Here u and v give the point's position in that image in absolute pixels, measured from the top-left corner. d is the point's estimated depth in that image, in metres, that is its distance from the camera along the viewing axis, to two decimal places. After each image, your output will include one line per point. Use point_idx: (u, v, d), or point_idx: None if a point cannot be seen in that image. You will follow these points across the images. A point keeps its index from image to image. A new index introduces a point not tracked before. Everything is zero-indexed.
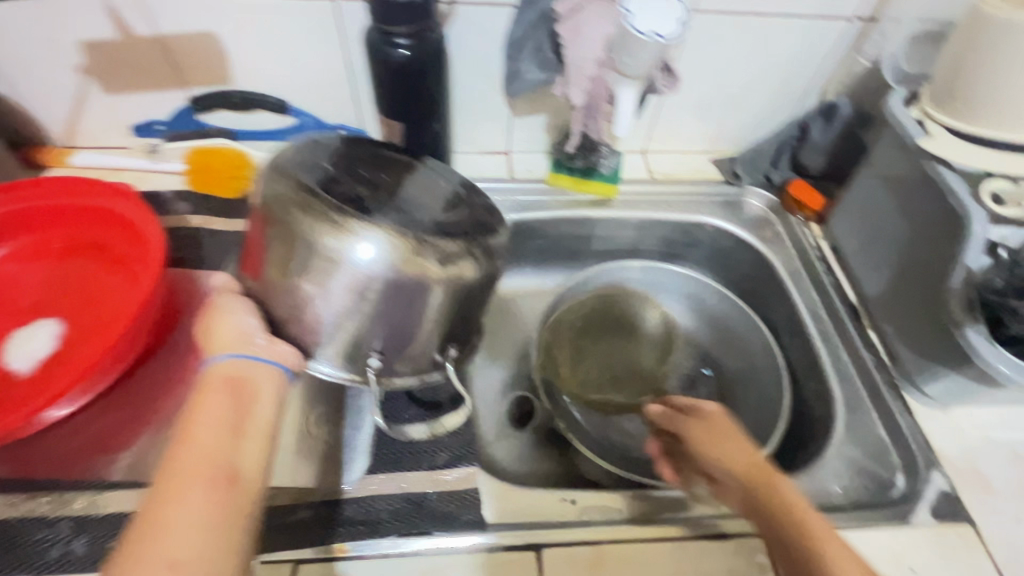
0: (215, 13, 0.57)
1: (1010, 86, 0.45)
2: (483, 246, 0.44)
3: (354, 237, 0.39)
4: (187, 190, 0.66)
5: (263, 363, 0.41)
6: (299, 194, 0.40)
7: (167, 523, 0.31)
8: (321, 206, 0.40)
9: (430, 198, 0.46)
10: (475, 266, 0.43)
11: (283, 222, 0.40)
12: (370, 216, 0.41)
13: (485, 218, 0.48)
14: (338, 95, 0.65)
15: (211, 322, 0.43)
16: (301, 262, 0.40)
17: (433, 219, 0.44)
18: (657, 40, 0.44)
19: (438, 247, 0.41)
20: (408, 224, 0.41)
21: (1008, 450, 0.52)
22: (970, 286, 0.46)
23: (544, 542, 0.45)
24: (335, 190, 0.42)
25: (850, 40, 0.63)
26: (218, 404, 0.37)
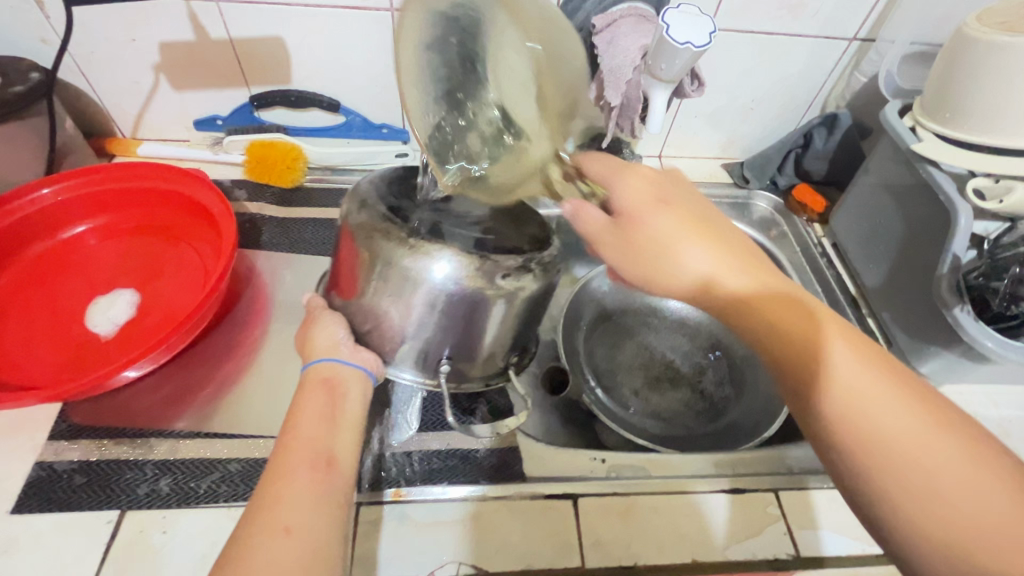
0: (285, 21, 0.63)
1: (990, 97, 0.51)
2: (540, 257, 0.47)
3: (424, 258, 0.44)
4: (245, 181, 0.72)
5: (352, 366, 0.47)
6: (379, 222, 0.45)
7: (283, 494, 0.36)
8: (394, 230, 0.45)
9: (490, 216, 0.49)
10: (532, 281, 0.46)
11: (367, 247, 0.45)
12: (443, 241, 0.45)
13: (544, 234, 0.51)
14: (388, 97, 0.72)
15: (308, 332, 0.49)
16: (379, 280, 0.46)
17: (491, 239, 0.47)
18: (691, 49, 0.50)
19: (498, 262, 0.45)
20: (474, 245, 0.45)
21: (994, 424, 0.58)
22: (955, 271, 0.52)
23: (579, 492, 0.50)
24: (408, 217, 0.47)
25: (850, 56, 0.70)
26: (316, 402, 0.43)
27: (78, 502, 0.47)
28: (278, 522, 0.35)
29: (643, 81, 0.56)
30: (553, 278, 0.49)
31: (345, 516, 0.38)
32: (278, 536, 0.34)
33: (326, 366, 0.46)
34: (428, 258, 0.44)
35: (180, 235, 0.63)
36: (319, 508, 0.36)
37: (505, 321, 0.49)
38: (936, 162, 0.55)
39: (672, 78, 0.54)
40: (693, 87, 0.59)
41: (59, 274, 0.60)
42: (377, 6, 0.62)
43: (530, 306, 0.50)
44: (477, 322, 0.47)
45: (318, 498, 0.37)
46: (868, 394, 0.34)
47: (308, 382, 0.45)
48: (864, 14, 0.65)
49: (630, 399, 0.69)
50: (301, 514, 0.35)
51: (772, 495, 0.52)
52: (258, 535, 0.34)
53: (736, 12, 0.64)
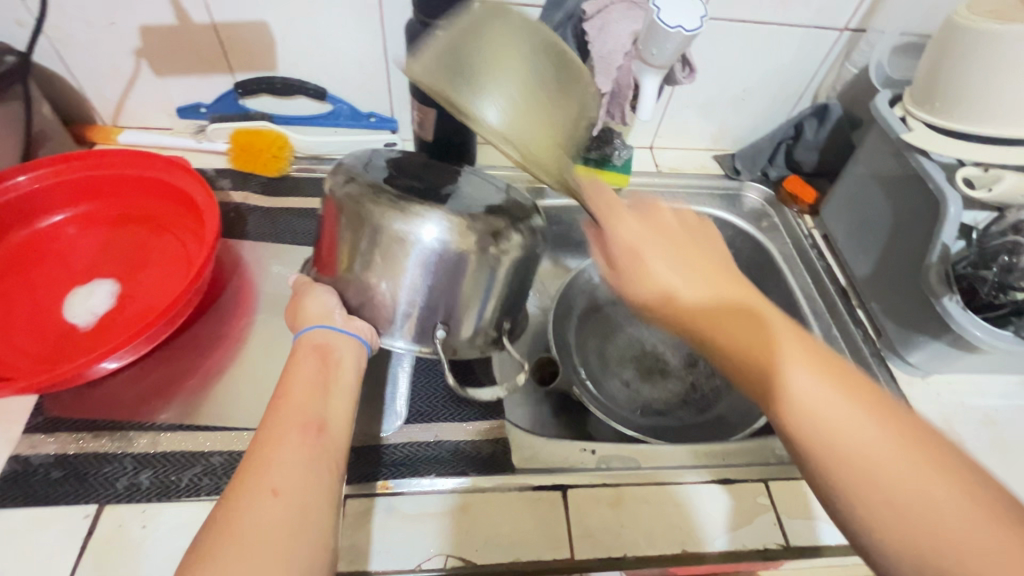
0: (269, 6, 0.62)
1: (980, 85, 0.51)
2: (526, 218, 0.48)
3: (416, 219, 0.43)
4: (230, 170, 0.71)
5: (345, 335, 0.46)
6: (365, 188, 0.45)
7: (273, 457, 0.36)
8: (382, 196, 0.44)
9: (473, 180, 0.50)
10: (521, 242, 0.47)
11: (354, 213, 0.45)
12: (431, 203, 0.45)
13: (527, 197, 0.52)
14: (376, 85, 0.71)
15: (298, 302, 0.49)
16: (368, 246, 0.45)
17: (477, 199, 0.47)
18: (682, 33, 0.49)
19: (488, 223, 0.45)
20: (462, 207, 0.45)
21: (982, 415, 0.58)
22: (944, 262, 0.52)
23: (568, 484, 0.50)
24: (393, 182, 0.46)
25: (841, 48, 0.70)
26: (309, 367, 0.42)
27: (54, 496, 0.45)
28: (266, 485, 0.34)
29: (634, 67, 0.55)
30: (541, 241, 0.50)
31: (339, 482, 0.37)
32: (266, 497, 0.33)
33: (318, 333, 0.45)
34: (420, 220, 0.44)
35: (161, 223, 0.62)
36: (311, 473, 0.36)
37: (498, 289, 0.49)
38: (926, 151, 0.55)
39: (662, 63, 0.53)
40: (684, 74, 0.58)
41: (35, 263, 0.58)
42: None
43: (520, 274, 0.50)
44: (468, 291, 0.47)
45: (310, 461, 0.36)
46: (839, 420, 0.32)
47: (299, 350, 0.44)
48: (856, 4, 0.65)
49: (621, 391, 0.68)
50: (292, 478, 0.35)
51: (762, 485, 0.51)
52: (245, 499, 0.33)
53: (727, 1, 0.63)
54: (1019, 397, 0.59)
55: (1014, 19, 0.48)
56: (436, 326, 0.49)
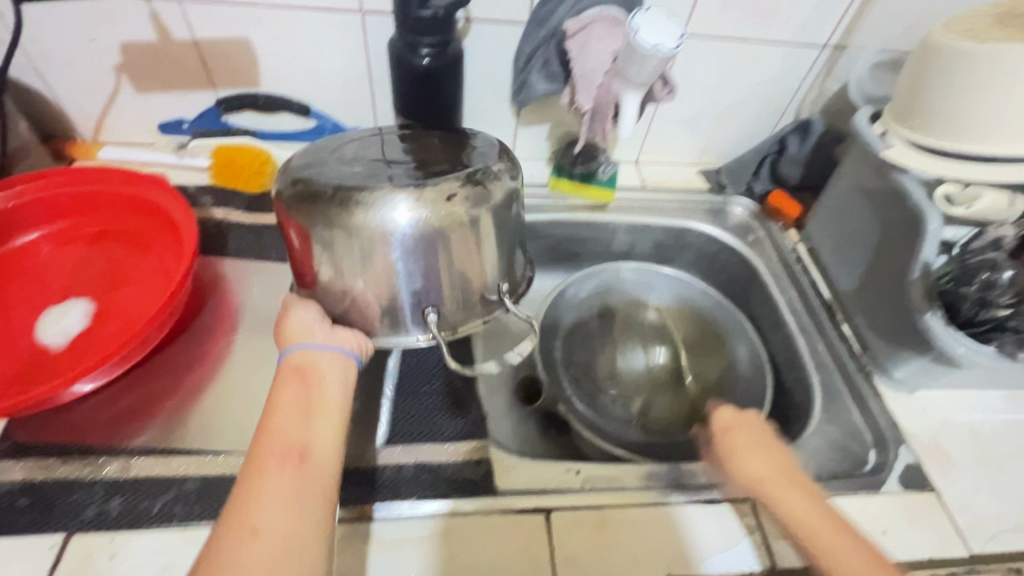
0: (251, 22, 0.62)
1: (957, 103, 0.51)
2: (481, 169, 0.46)
3: (367, 205, 0.42)
4: (211, 186, 0.70)
5: (328, 349, 0.45)
6: (306, 190, 0.44)
7: (256, 492, 0.35)
8: (328, 192, 0.43)
9: (423, 150, 0.49)
10: (488, 194, 0.45)
11: (307, 220, 0.44)
12: (375, 185, 0.43)
13: (487, 149, 0.50)
14: (360, 101, 0.70)
15: (280, 323, 0.48)
16: (333, 250, 0.44)
17: (426, 167, 0.46)
18: (660, 53, 0.49)
19: (440, 186, 0.43)
20: (412, 178, 0.44)
21: (967, 430, 0.57)
22: (927, 278, 0.52)
23: (552, 506, 0.49)
24: (333, 175, 0.45)
25: (822, 65, 0.70)
26: (291, 392, 0.42)
27: (18, 525, 0.44)
28: (250, 522, 0.33)
29: (614, 84, 0.55)
30: (514, 186, 0.48)
31: (330, 512, 0.37)
32: (244, 537, 0.32)
33: (299, 354, 0.44)
34: (373, 206, 0.42)
35: (140, 241, 0.61)
36: (294, 506, 0.35)
37: (480, 249, 0.47)
38: (906, 168, 0.55)
39: (642, 81, 0.53)
40: (665, 92, 0.58)
41: (8, 283, 0.57)
42: (346, 8, 0.61)
43: (505, 228, 0.48)
44: (450, 265, 0.46)
45: (295, 493, 0.35)
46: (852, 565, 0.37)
47: (281, 373, 0.44)
48: (836, 21, 0.66)
49: (608, 407, 0.68)
50: (278, 513, 0.34)
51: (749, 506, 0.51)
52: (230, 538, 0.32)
53: (708, 19, 0.64)
54: (1005, 412, 0.59)
55: (988, 38, 0.49)
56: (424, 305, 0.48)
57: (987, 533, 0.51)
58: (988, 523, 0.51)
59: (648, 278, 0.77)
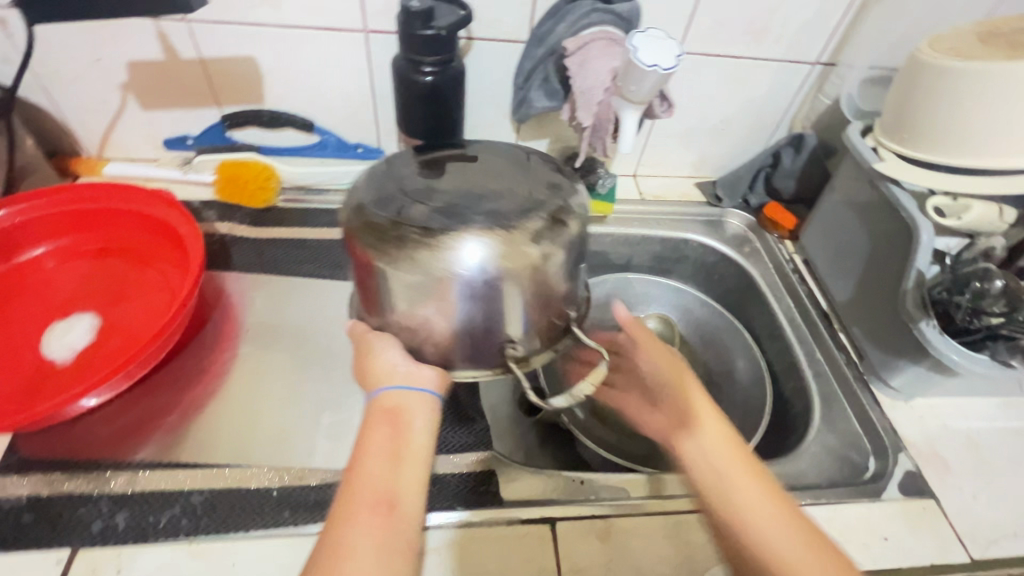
0: (257, 42, 0.63)
1: (943, 118, 0.53)
2: (558, 205, 0.45)
3: (450, 249, 0.41)
4: (216, 202, 0.71)
5: (416, 392, 0.43)
6: (389, 232, 0.42)
7: (348, 544, 0.36)
8: (408, 233, 0.42)
9: (494, 177, 0.46)
10: (565, 233, 0.44)
11: (389, 263, 0.42)
12: (460, 226, 0.42)
13: (555, 177, 0.49)
14: (362, 117, 0.72)
15: (364, 359, 0.45)
16: (409, 290, 0.43)
17: (501, 200, 0.44)
18: (659, 71, 0.51)
19: (527, 229, 0.43)
20: (497, 217, 0.43)
21: (964, 436, 0.58)
22: (921, 287, 0.53)
23: (557, 516, 0.49)
24: (413, 212, 0.43)
25: (813, 81, 0.72)
26: (381, 436, 0.41)
27: (24, 540, 0.44)
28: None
29: (613, 102, 0.57)
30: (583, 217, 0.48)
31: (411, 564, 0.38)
32: None
33: (390, 395, 0.43)
34: (455, 251, 0.41)
35: (145, 256, 0.62)
36: (383, 562, 0.36)
37: (557, 283, 0.46)
38: (900, 181, 0.57)
39: (640, 99, 0.55)
40: (663, 108, 0.59)
41: (14, 298, 0.58)
42: (351, 27, 0.62)
43: (576, 261, 0.48)
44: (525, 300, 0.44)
45: (384, 546, 0.37)
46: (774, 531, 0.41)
47: (372, 416, 0.42)
48: (825, 39, 0.68)
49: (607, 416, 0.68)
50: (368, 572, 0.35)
51: None
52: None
53: (702, 38, 0.66)
54: (1000, 419, 0.60)
55: (971, 57, 0.51)
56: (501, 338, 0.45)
57: (986, 539, 0.51)
58: (988, 529, 0.52)
59: (651, 289, 0.77)
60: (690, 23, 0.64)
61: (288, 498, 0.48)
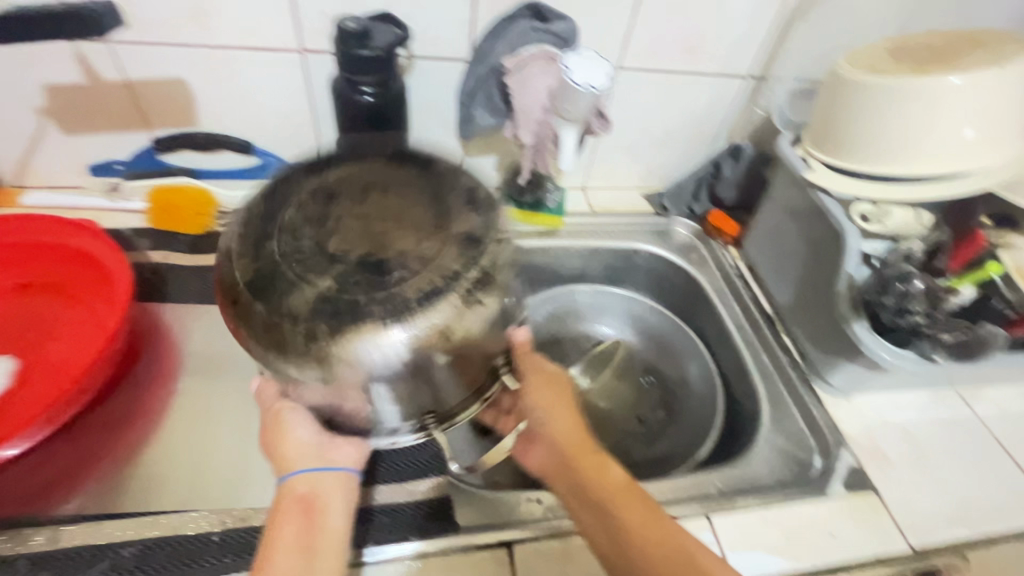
0: (186, 63, 0.61)
1: (861, 129, 0.56)
2: (474, 276, 0.40)
3: (352, 348, 0.37)
4: (148, 229, 0.68)
5: (328, 475, 0.44)
6: (280, 329, 0.38)
7: None
8: (300, 333, 0.38)
9: (402, 232, 0.41)
10: (486, 306, 0.40)
11: (287, 362, 0.39)
12: (362, 322, 0.38)
13: (467, 216, 0.43)
14: (303, 137, 0.70)
15: (275, 437, 0.45)
16: (316, 384, 0.40)
17: (405, 278, 0.39)
18: (591, 91, 0.54)
19: (440, 316, 0.39)
20: (403, 302, 0.38)
21: (900, 429, 0.61)
22: (853, 290, 0.56)
23: (514, 539, 0.48)
24: (302, 303, 0.38)
25: (747, 94, 0.75)
26: (292, 531, 0.42)
27: None
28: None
29: (553, 120, 0.59)
30: (506, 268, 0.43)
31: None
32: None
33: (300, 480, 0.44)
34: (364, 351, 0.38)
35: (68, 291, 0.57)
36: None
37: (477, 352, 0.42)
38: (827, 189, 0.59)
39: (577, 117, 0.58)
40: (601, 124, 0.60)
41: None
42: (286, 47, 0.61)
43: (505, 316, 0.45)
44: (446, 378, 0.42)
45: None
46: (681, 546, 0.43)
47: (285, 504, 0.43)
48: (755, 54, 0.71)
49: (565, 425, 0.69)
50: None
51: (705, 520, 0.52)
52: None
53: (639, 54, 0.68)
54: (932, 410, 0.63)
55: (883, 72, 0.54)
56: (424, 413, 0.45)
57: (924, 528, 0.54)
58: (924, 518, 0.54)
59: (605, 300, 0.79)
60: (626, 41, 0.66)
61: (229, 542, 0.46)
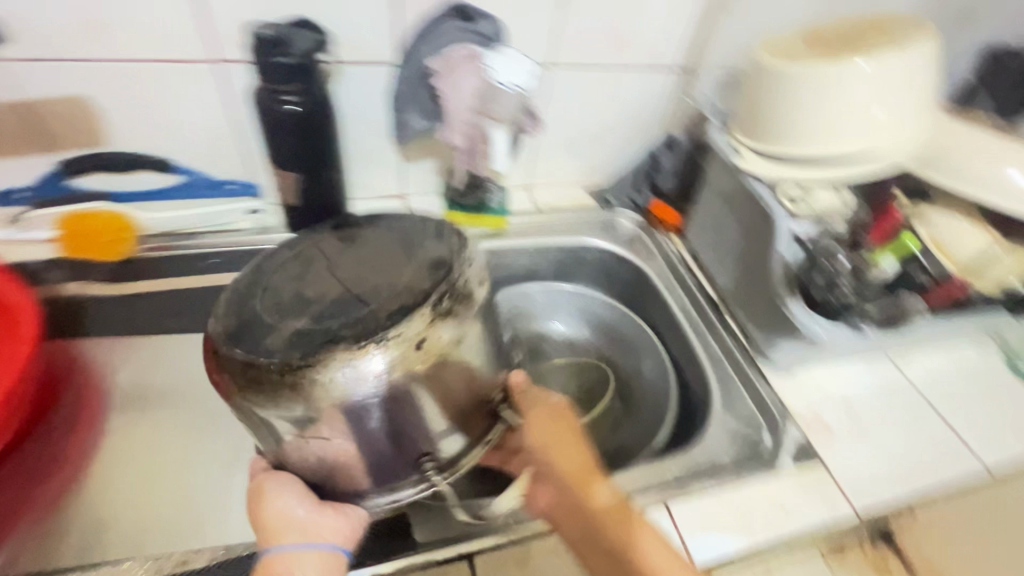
0: (87, 80, 0.57)
1: (781, 114, 0.58)
2: (443, 292, 0.42)
3: (325, 378, 0.39)
4: (64, 261, 0.65)
5: (309, 554, 0.42)
6: (255, 372, 0.40)
7: None
8: (270, 372, 0.39)
9: (374, 269, 0.45)
10: (458, 318, 0.42)
11: (264, 406, 0.40)
12: (332, 349, 0.39)
13: (434, 245, 0.46)
14: (227, 152, 0.66)
15: (258, 507, 0.44)
16: (294, 422, 0.41)
17: (375, 305, 0.41)
18: (517, 89, 0.59)
19: (412, 332, 0.40)
20: (371, 326, 0.40)
21: (841, 400, 0.64)
22: (786, 270, 0.59)
23: (474, 550, 0.47)
24: (275, 344, 0.40)
25: (678, 86, 0.77)
26: None
27: None
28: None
29: (481, 121, 0.61)
30: (478, 285, 0.45)
31: None
32: None
33: (279, 558, 0.43)
34: (336, 373, 0.39)
35: None
36: None
37: (457, 373, 0.43)
38: (754, 173, 0.61)
39: (506, 116, 0.61)
40: (531, 124, 0.64)
41: None
42: (198, 59, 0.58)
43: (487, 339, 0.46)
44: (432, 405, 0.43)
45: None
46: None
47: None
48: (681, 46, 0.72)
49: None
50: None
51: (662, 508, 0.53)
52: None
53: (569, 50, 0.68)
54: (870, 378, 0.66)
55: (798, 59, 0.56)
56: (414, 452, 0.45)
57: (866, 492, 0.56)
58: (867, 483, 0.57)
59: (556, 298, 0.80)
60: (554, 38, 0.66)
61: None
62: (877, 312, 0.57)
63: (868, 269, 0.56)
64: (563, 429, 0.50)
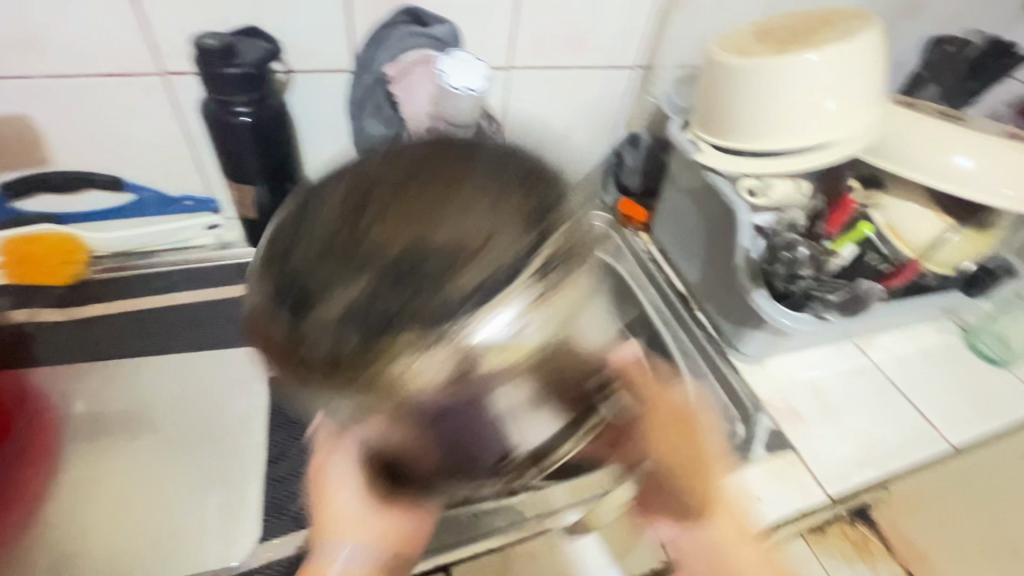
0: (25, 97, 0.54)
1: (737, 108, 0.58)
2: (558, 247, 0.29)
3: (396, 366, 0.27)
4: (9, 287, 0.61)
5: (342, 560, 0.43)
6: (304, 347, 0.27)
7: None
8: (320, 352, 0.27)
9: (454, 210, 0.28)
10: (573, 285, 0.29)
11: (314, 388, 0.28)
12: (410, 325, 0.26)
13: (527, 175, 0.31)
14: (181, 167, 0.64)
15: (321, 493, 0.45)
16: (353, 415, 0.30)
17: (470, 264, 0.27)
18: (471, 94, 0.55)
19: (524, 304, 0.27)
20: (468, 295, 0.27)
21: (809, 386, 0.65)
22: (748, 262, 0.59)
23: (450, 560, 0.48)
24: (322, 317, 0.27)
25: (638, 85, 0.78)
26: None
27: None
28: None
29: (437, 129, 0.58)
30: (587, 235, 0.32)
31: None
32: None
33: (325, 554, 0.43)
34: (420, 364, 0.27)
35: None
36: None
37: (570, 347, 0.31)
38: (713, 168, 0.61)
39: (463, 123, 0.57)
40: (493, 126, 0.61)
41: None
42: (144, 71, 0.56)
43: (591, 314, 0.35)
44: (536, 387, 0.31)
45: None
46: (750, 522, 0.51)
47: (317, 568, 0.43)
48: (639, 45, 0.73)
49: None
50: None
51: (640, 506, 0.53)
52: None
53: (528, 52, 0.68)
54: (836, 363, 0.68)
55: (749, 53, 0.57)
56: (495, 450, 0.34)
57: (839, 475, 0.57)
58: (838, 466, 0.58)
59: None
60: (512, 40, 0.66)
61: None
62: (832, 296, 0.56)
63: (824, 258, 0.58)
64: (694, 438, 0.52)
